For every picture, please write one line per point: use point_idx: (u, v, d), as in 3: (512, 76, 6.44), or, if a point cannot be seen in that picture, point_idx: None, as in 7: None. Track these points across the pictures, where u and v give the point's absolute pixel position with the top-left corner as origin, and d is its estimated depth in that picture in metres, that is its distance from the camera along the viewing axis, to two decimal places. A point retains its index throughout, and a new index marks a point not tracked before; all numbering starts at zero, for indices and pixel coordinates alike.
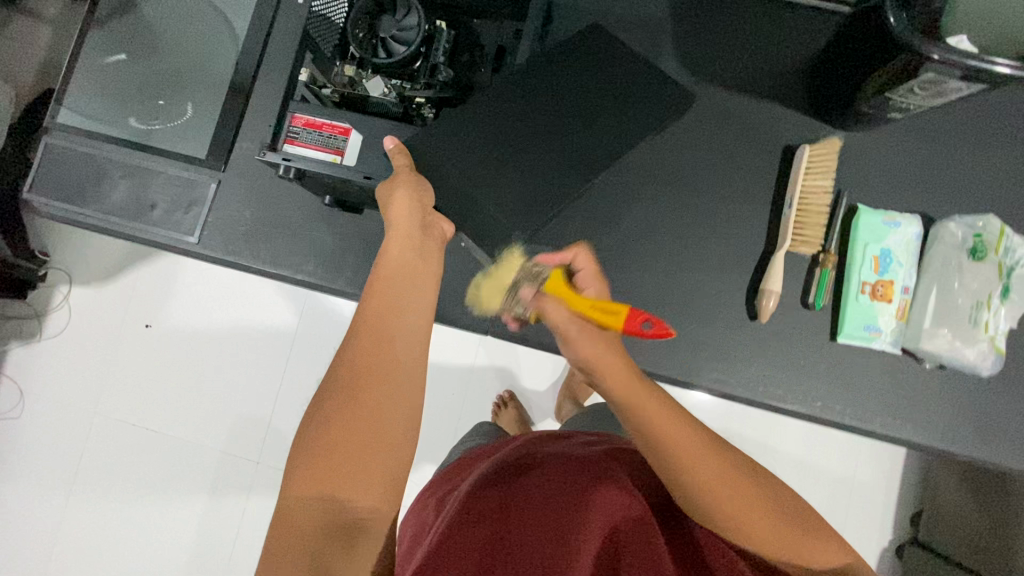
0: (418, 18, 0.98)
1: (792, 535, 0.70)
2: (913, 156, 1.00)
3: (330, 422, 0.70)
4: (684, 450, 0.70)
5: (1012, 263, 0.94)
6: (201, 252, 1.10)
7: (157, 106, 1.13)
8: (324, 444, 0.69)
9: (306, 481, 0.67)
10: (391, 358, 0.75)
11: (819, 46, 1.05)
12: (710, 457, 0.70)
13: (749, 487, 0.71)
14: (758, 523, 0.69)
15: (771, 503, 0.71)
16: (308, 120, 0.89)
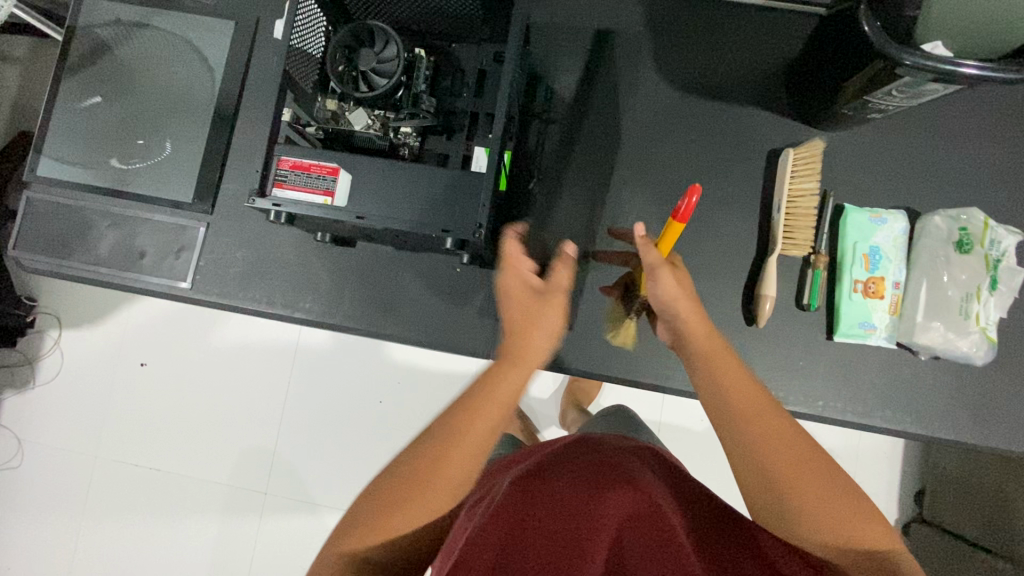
0: (397, 49, 0.98)
1: (869, 530, 0.69)
2: (894, 152, 1.02)
3: (399, 480, 0.70)
4: (755, 425, 0.74)
5: (999, 254, 0.95)
6: (196, 297, 1.10)
7: (136, 145, 1.10)
8: (384, 494, 0.70)
9: (371, 526, 0.68)
10: (471, 435, 0.73)
11: (794, 51, 1.07)
12: (782, 437, 0.73)
13: (824, 483, 0.70)
14: (836, 525, 0.68)
15: (846, 501, 0.69)
16: (296, 163, 0.88)
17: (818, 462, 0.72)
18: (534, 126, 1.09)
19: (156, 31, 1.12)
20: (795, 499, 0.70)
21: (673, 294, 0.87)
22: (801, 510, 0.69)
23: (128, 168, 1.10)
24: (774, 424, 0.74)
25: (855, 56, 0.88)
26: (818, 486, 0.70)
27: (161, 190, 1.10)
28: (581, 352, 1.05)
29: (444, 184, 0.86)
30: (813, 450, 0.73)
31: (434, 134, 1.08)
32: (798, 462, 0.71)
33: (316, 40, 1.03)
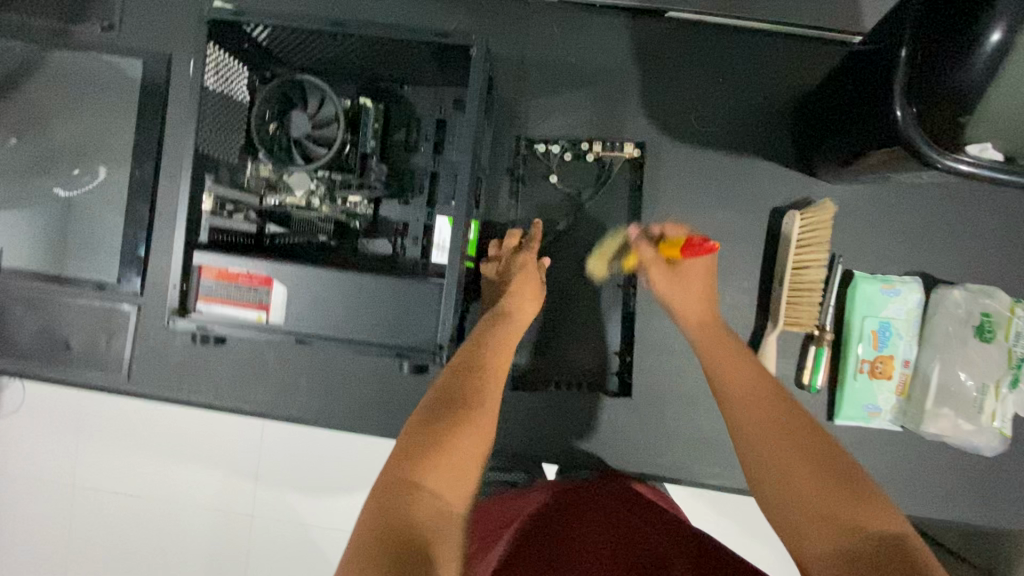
0: (336, 108, 0.83)
1: (866, 528, 0.55)
2: (910, 211, 0.90)
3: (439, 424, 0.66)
4: (740, 412, 0.72)
5: None
6: (133, 389, 0.99)
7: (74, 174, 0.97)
8: (421, 437, 0.64)
9: (417, 477, 0.60)
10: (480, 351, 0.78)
11: (803, 87, 0.91)
12: (766, 411, 0.70)
13: (805, 466, 0.62)
14: (824, 524, 0.57)
15: (839, 493, 0.59)
16: (221, 271, 0.75)
17: (818, 454, 0.63)
18: (504, 187, 0.94)
19: (66, 56, 0.97)
20: (776, 486, 0.63)
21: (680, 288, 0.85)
22: (781, 469, 0.64)
23: (75, 194, 0.97)
24: (763, 397, 0.72)
25: (874, 129, 0.74)
26: (798, 469, 0.62)
27: (81, 271, 0.97)
28: (559, 447, 0.93)
29: (392, 296, 0.73)
30: (811, 436, 0.66)
31: (388, 201, 0.93)
32: (784, 443, 0.65)
33: (239, 97, 0.85)
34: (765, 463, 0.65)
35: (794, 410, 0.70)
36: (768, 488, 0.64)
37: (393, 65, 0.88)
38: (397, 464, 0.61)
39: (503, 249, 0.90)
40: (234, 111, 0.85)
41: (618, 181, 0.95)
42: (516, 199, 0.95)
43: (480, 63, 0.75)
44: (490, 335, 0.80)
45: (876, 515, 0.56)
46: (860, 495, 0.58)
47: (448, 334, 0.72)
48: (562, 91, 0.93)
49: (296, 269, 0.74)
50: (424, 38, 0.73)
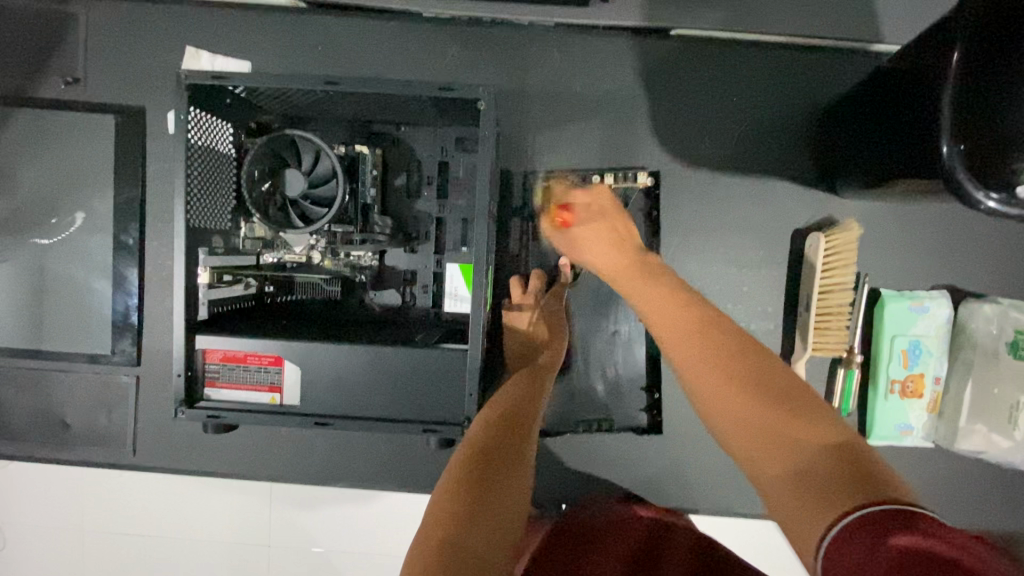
0: (332, 162, 0.77)
1: (806, 438, 0.58)
2: (936, 227, 0.88)
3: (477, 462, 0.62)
4: (690, 359, 0.69)
5: None
6: (142, 463, 0.95)
7: (50, 225, 0.90)
8: (464, 480, 0.60)
9: (467, 524, 0.55)
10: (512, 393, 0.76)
11: (820, 101, 0.87)
12: (708, 340, 0.69)
13: (748, 394, 0.63)
14: (768, 446, 0.59)
15: (783, 418, 0.60)
16: (227, 353, 0.71)
17: (757, 377, 0.65)
18: (515, 225, 0.90)
19: (31, 110, 0.89)
20: (735, 428, 0.63)
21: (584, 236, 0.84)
22: (737, 432, 0.63)
23: (52, 241, 0.90)
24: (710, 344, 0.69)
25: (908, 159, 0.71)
26: (746, 406, 0.63)
27: (70, 345, 0.91)
28: (590, 491, 0.91)
29: (415, 369, 0.69)
30: (762, 370, 0.65)
31: (394, 250, 0.88)
32: (734, 380, 0.65)
33: (225, 155, 0.79)
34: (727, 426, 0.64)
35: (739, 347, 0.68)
36: (723, 423, 0.65)
37: (390, 109, 0.82)
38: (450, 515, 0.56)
39: (529, 293, 0.88)
40: (221, 172, 0.78)
41: (633, 215, 0.90)
42: (526, 238, 0.91)
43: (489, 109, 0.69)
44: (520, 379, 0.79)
45: (816, 426, 0.59)
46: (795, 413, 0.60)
47: (474, 405, 0.69)
48: (570, 122, 0.88)
49: (310, 347, 0.70)
50: (428, 93, 0.66)
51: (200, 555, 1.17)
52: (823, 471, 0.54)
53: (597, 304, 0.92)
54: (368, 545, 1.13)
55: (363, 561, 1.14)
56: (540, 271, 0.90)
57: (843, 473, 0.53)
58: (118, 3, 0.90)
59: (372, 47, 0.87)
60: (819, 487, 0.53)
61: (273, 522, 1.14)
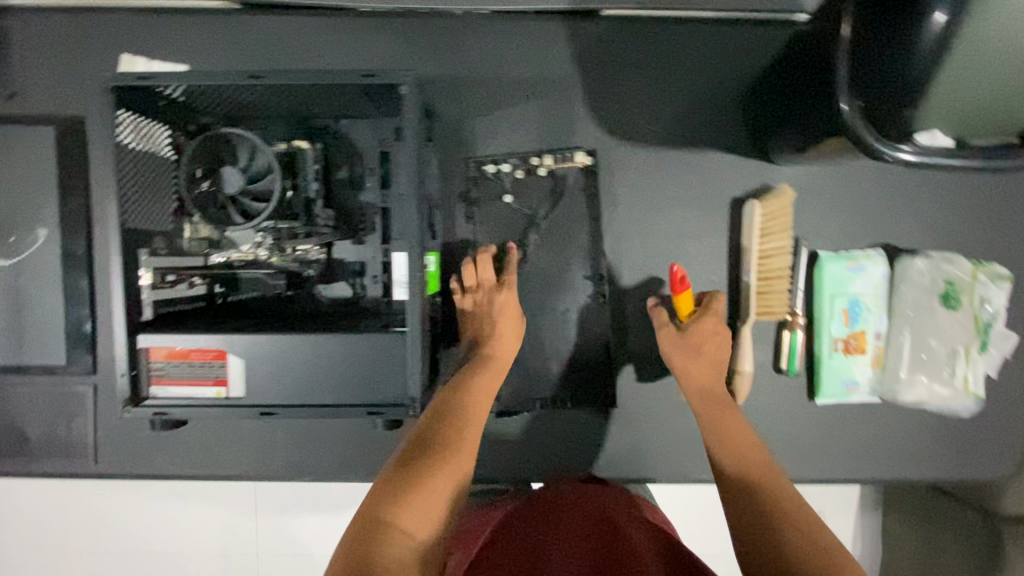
0: (269, 158, 0.78)
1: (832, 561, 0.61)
2: (869, 189, 0.90)
3: (415, 459, 0.67)
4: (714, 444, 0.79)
5: (990, 316, 0.87)
6: (105, 471, 0.95)
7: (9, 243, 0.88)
8: (398, 473, 0.66)
9: (393, 513, 0.61)
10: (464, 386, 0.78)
11: (749, 72, 0.89)
12: (756, 456, 0.76)
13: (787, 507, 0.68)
14: (789, 549, 0.64)
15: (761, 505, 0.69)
16: (170, 350, 0.71)
17: (785, 494, 0.70)
18: (460, 211, 0.91)
19: None
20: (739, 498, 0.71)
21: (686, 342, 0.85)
22: (767, 529, 0.66)
23: (17, 259, 0.88)
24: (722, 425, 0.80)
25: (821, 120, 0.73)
26: (789, 512, 0.68)
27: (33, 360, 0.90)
28: (550, 466, 0.93)
29: (357, 353, 0.70)
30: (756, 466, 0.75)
31: (341, 243, 0.89)
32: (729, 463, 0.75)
33: (162, 156, 0.80)
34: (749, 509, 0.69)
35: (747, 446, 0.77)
36: (760, 518, 0.68)
37: (326, 103, 0.83)
38: (382, 500, 0.62)
39: (483, 276, 0.88)
40: (159, 175, 0.79)
41: (575, 195, 0.92)
42: (472, 223, 0.91)
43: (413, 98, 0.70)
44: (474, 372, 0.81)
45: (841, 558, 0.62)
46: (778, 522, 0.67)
47: (418, 386, 0.70)
48: (507, 106, 0.90)
49: (251, 339, 0.71)
50: (350, 80, 0.68)
51: (176, 562, 1.17)
52: None
53: (548, 285, 0.93)
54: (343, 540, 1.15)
55: None
56: (489, 248, 0.89)
57: None
58: (51, 13, 0.91)
59: (308, 45, 0.88)
60: None
61: (247, 524, 1.15)
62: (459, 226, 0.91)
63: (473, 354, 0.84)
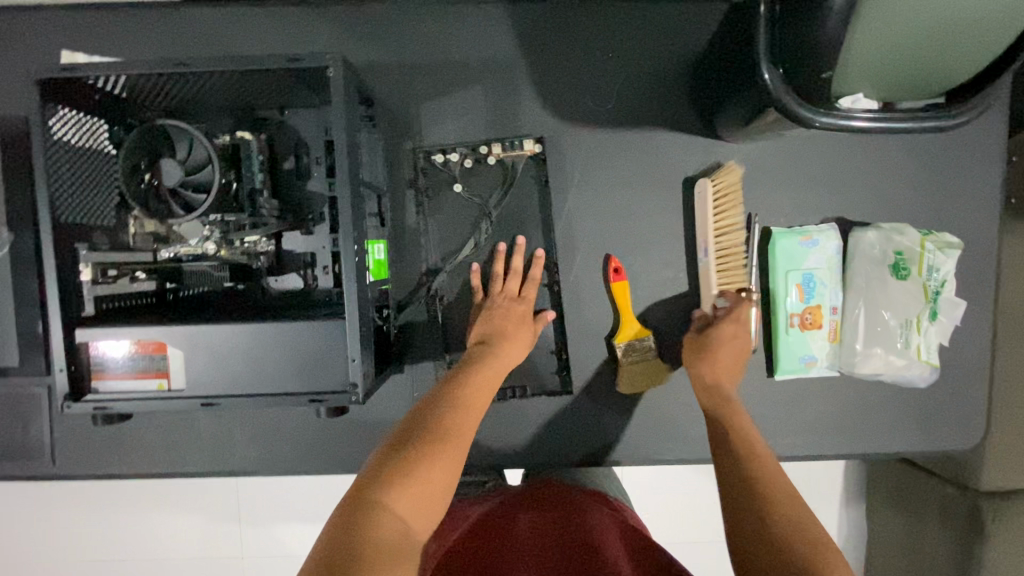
0: (207, 148, 0.77)
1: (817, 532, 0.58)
2: (817, 162, 0.90)
3: (423, 438, 0.63)
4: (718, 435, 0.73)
5: (940, 283, 0.86)
6: (64, 472, 0.95)
7: None
8: (404, 449, 0.61)
9: (392, 488, 0.56)
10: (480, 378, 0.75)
11: (693, 49, 0.89)
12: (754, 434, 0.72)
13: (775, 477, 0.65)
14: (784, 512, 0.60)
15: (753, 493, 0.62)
16: (110, 344, 0.71)
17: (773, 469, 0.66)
18: (410, 199, 0.91)
19: None
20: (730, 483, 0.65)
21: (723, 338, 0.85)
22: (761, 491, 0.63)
23: None
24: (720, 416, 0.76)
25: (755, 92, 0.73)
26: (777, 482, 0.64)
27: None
28: (511, 452, 0.93)
29: (298, 341, 0.70)
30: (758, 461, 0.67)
31: (290, 234, 0.88)
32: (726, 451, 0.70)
33: (102, 152, 0.79)
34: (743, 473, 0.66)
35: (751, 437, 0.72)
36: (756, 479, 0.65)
37: (266, 94, 0.83)
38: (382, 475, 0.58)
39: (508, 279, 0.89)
40: (99, 170, 0.79)
41: (525, 179, 0.92)
42: (422, 210, 0.91)
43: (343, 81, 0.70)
44: (486, 365, 0.78)
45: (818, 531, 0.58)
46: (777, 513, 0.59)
47: (359, 370, 0.70)
48: (452, 91, 0.90)
49: (191, 330, 0.70)
50: (278, 66, 0.68)
51: (147, 566, 1.16)
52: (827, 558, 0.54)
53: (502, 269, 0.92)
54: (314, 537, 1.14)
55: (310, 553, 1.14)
56: (518, 249, 0.89)
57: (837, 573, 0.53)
58: None
59: (249, 36, 0.88)
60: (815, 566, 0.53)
61: (217, 524, 1.14)
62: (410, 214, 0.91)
63: (481, 348, 0.82)
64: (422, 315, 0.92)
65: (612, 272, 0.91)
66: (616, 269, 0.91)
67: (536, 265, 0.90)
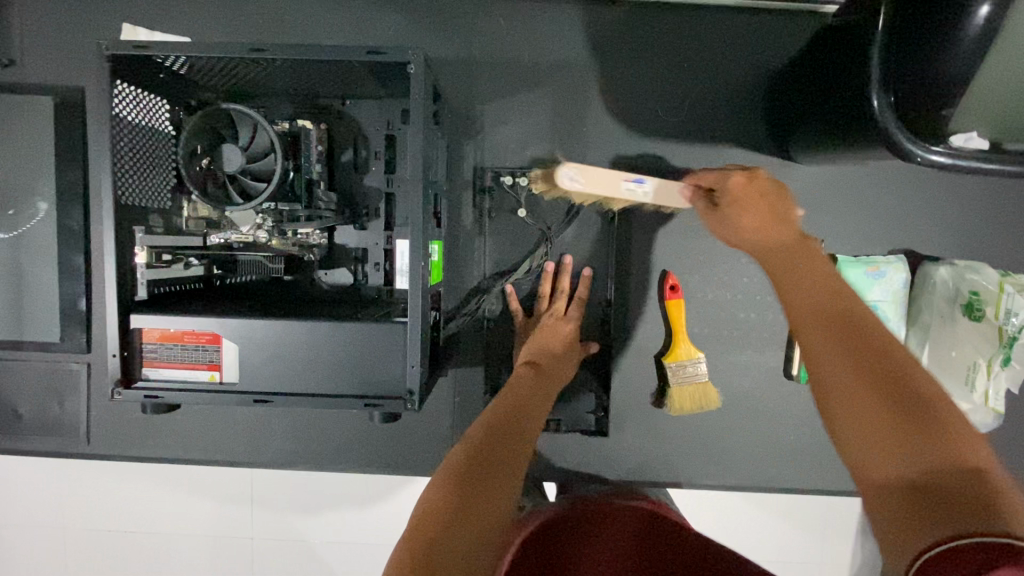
0: (271, 136, 0.75)
1: (947, 443, 0.43)
2: (891, 192, 0.87)
3: (469, 458, 0.59)
4: (812, 342, 0.52)
5: (1021, 328, 0.79)
6: (98, 451, 0.94)
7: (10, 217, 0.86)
8: (454, 471, 0.57)
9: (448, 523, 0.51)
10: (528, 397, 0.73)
11: (771, 64, 0.86)
12: (849, 319, 0.52)
13: (852, 361, 0.48)
14: (876, 419, 0.46)
15: (916, 439, 0.44)
16: (164, 332, 0.69)
17: (870, 350, 0.49)
18: (467, 200, 0.88)
19: None
20: (850, 431, 0.47)
21: (736, 218, 0.67)
22: (835, 398, 0.48)
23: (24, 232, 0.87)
24: (831, 313, 0.52)
25: (843, 119, 0.70)
26: (846, 361, 0.49)
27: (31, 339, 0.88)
28: (550, 465, 0.91)
29: (356, 344, 0.68)
30: (879, 335, 0.50)
31: (343, 228, 0.86)
32: (864, 378, 0.47)
33: (162, 132, 0.77)
34: (819, 377, 0.50)
35: (881, 326, 0.51)
36: (832, 389, 0.49)
37: (332, 83, 0.80)
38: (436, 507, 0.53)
39: (557, 296, 0.87)
40: (159, 151, 0.76)
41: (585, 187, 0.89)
42: (478, 213, 0.89)
43: (424, 77, 0.67)
44: (531, 380, 0.76)
45: (928, 438, 0.43)
46: (928, 421, 0.44)
47: (417, 378, 0.67)
48: (518, 91, 0.87)
49: (247, 324, 0.68)
50: (357, 57, 0.65)
51: (167, 548, 1.15)
52: (942, 481, 0.41)
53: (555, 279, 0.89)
54: (339, 533, 1.12)
55: (333, 548, 1.13)
56: (563, 263, 0.88)
57: (963, 490, 0.40)
58: None
59: (314, 21, 0.86)
60: (938, 500, 0.41)
61: (240, 513, 1.13)
62: (464, 215, 0.89)
63: (527, 365, 0.79)
64: (470, 319, 0.90)
65: (669, 289, 0.87)
66: (673, 286, 0.87)
67: (583, 283, 0.88)
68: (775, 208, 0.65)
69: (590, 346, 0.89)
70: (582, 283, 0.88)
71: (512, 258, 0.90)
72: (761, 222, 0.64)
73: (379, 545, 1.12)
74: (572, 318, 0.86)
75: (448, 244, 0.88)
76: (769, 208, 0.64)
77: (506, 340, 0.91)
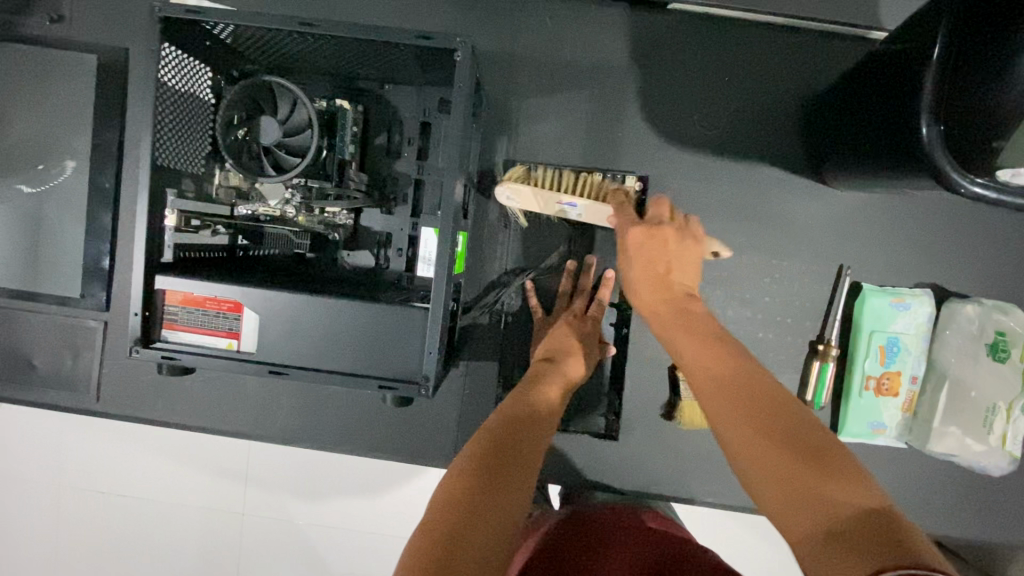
0: (309, 113, 0.76)
1: (833, 492, 0.45)
2: (922, 226, 0.86)
3: (486, 453, 0.59)
4: (715, 406, 0.56)
5: None
6: (106, 408, 0.94)
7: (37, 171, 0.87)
8: (470, 464, 0.57)
9: (463, 518, 0.50)
10: (540, 395, 0.72)
11: (812, 86, 0.85)
12: (718, 351, 0.60)
13: (774, 454, 0.50)
14: (796, 477, 0.48)
15: (796, 452, 0.49)
16: (187, 296, 0.70)
17: (741, 390, 0.55)
18: (495, 194, 0.88)
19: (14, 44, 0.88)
20: (766, 487, 0.50)
21: (638, 264, 0.71)
22: (747, 466, 0.52)
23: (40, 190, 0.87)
24: (687, 319, 0.66)
25: (883, 145, 0.70)
26: (762, 450, 0.51)
27: (50, 291, 0.89)
28: (553, 467, 0.91)
29: (374, 324, 0.68)
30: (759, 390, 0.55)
31: (369, 211, 0.86)
32: (779, 454, 0.50)
33: (202, 98, 0.78)
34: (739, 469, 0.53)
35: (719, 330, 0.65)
36: (749, 466, 0.51)
37: (374, 66, 0.81)
38: (453, 501, 0.52)
39: (578, 296, 0.87)
40: (198, 117, 0.77)
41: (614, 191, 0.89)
42: (505, 209, 0.89)
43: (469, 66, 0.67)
44: (544, 378, 0.75)
45: (843, 490, 0.45)
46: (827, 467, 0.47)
47: (434, 365, 0.68)
48: (557, 90, 0.87)
49: (269, 294, 0.69)
50: (404, 40, 0.66)
51: (160, 515, 1.15)
52: (849, 522, 0.43)
53: (576, 281, 0.89)
54: (333, 519, 1.12)
55: (325, 535, 1.13)
56: (588, 263, 0.87)
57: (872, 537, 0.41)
58: None
59: (362, 4, 0.87)
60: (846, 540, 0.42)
61: (238, 488, 1.12)
62: (490, 209, 0.89)
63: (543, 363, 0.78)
64: (487, 313, 0.90)
65: None
66: None
67: (605, 284, 0.86)
68: (670, 257, 0.71)
69: (607, 350, 0.88)
70: (604, 284, 0.87)
71: (535, 257, 0.90)
72: (654, 265, 0.70)
73: (371, 536, 1.12)
74: (592, 320, 0.85)
75: (473, 237, 0.89)
76: (670, 247, 0.70)
77: (520, 338, 0.91)
